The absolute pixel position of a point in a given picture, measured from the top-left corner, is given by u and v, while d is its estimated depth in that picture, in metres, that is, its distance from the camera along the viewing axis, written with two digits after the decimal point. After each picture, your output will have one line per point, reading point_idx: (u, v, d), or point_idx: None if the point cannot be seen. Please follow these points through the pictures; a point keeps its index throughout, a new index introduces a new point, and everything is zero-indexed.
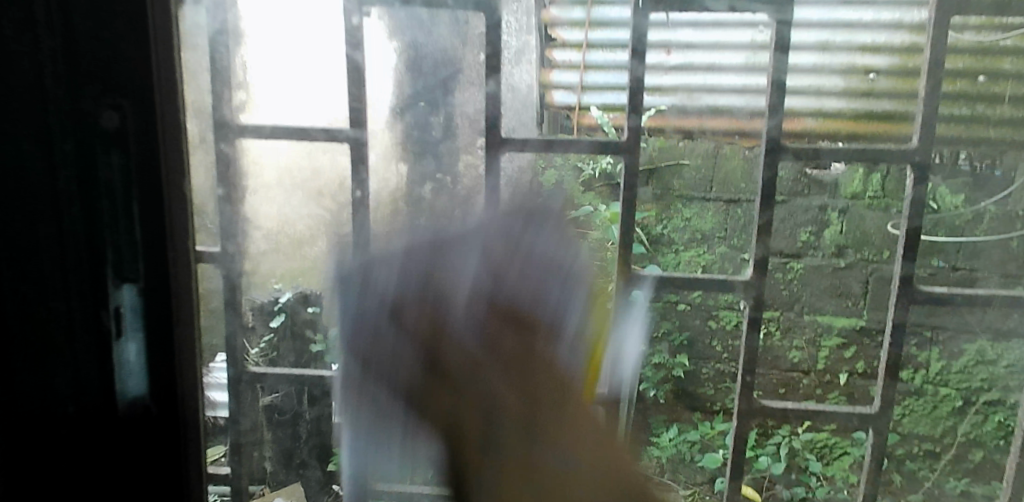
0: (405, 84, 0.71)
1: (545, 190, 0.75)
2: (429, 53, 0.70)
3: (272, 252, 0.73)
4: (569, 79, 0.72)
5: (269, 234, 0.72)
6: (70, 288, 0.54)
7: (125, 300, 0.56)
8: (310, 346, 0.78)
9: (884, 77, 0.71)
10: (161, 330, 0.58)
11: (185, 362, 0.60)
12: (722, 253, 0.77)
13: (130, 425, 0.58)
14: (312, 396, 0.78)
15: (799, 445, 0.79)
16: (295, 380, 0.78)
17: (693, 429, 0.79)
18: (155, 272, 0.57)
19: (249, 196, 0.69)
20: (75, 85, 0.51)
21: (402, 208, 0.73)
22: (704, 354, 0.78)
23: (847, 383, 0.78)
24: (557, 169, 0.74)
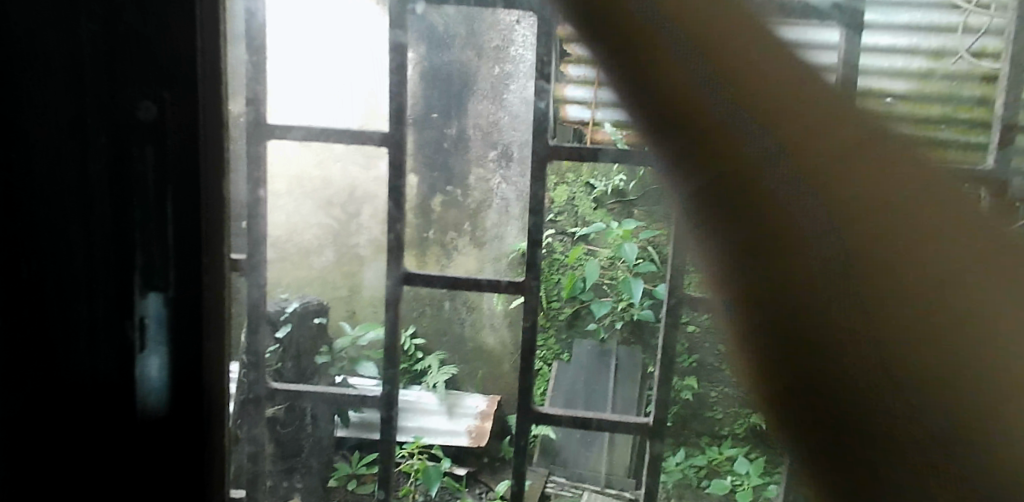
0: (418, 95, 0.71)
1: (555, 205, 0.74)
2: (444, 67, 0.70)
3: (279, 261, 0.72)
4: (585, 94, 0.71)
5: (277, 243, 0.72)
6: (99, 281, 0.60)
7: (150, 307, 0.61)
8: (315, 358, 0.76)
9: (899, 102, 0.70)
10: (189, 337, 0.62)
11: (211, 361, 0.65)
12: (744, 271, 0.72)
13: (148, 431, 0.62)
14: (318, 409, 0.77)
15: (810, 475, 0.76)
16: (299, 391, 0.77)
17: (699, 454, 0.78)
18: (184, 281, 0.61)
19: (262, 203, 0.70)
20: (115, 83, 0.57)
21: (410, 221, 0.74)
22: (714, 377, 0.75)
23: (861, 413, 0.74)
24: (568, 185, 0.73)
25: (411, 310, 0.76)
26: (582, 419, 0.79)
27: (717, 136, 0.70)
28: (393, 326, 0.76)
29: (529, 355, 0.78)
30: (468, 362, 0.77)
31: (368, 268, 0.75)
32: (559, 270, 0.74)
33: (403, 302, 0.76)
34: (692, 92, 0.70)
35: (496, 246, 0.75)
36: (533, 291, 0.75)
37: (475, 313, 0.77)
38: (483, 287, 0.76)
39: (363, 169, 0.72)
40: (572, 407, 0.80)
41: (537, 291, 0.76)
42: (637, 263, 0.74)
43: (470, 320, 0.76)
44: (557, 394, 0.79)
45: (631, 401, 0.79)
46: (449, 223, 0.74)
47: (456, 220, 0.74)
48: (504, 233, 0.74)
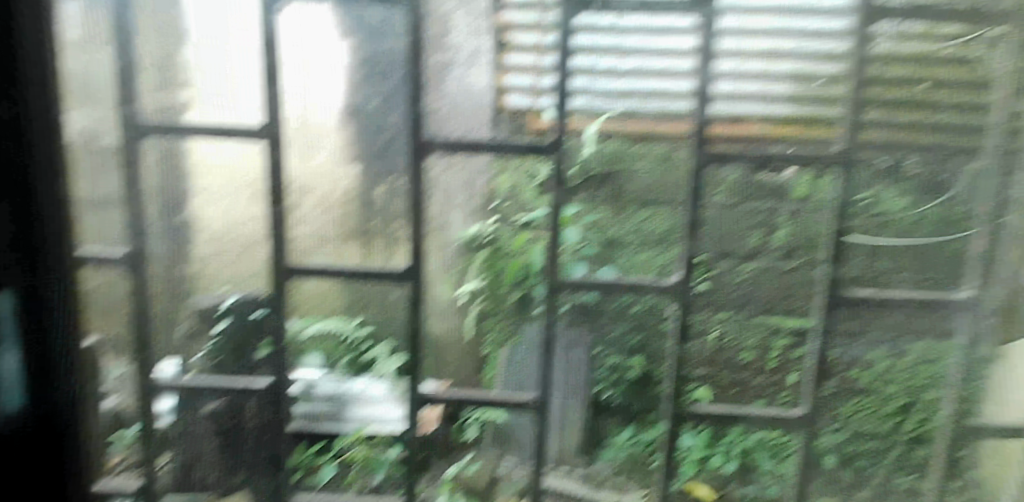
0: (356, 85, 0.70)
1: (497, 192, 0.73)
2: (382, 58, 0.70)
3: (217, 255, 0.74)
4: (524, 81, 0.71)
5: (231, 237, 0.74)
6: None
7: None
8: (257, 352, 0.77)
9: (833, 84, 0.71)
10: None
11: None
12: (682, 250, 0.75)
13: None
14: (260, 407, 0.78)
15: (750, 444, 0.79)
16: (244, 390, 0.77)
17: (648, 430, 0.78)
18: None
19: (196, 197, 0.73)
20: None
21: (351, 211, 0.73)
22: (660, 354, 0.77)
23: (797, 384, 0.77)
24: (510, 173, 0.73)
25: (357, 304, 0.76)
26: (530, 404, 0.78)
27: (651, 121, 0.72)
28: (336, 317, 0.76)
29: (476, 341, 0.77)
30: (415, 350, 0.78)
31: (308, 257, 0.75)
32: (505, 256, 0.74)
33: (345, 293, 0.76)
34: (627, 77, 0.71)
35: (439, 233, 0.75)
36: (476, 276, 0.75)
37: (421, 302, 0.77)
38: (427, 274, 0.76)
39: (303, 161, 0.72)
40: (520, 390, 0.79)
41: (482, 276, 0.75)
42: (579, 247, 0.74)
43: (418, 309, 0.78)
44: (506, 382, 0.78)
45: (578, 385, 0.78)
46: (395, 213, 0.74)
47: (398, 208, 0.74)
48: (447, 221, 0.74)
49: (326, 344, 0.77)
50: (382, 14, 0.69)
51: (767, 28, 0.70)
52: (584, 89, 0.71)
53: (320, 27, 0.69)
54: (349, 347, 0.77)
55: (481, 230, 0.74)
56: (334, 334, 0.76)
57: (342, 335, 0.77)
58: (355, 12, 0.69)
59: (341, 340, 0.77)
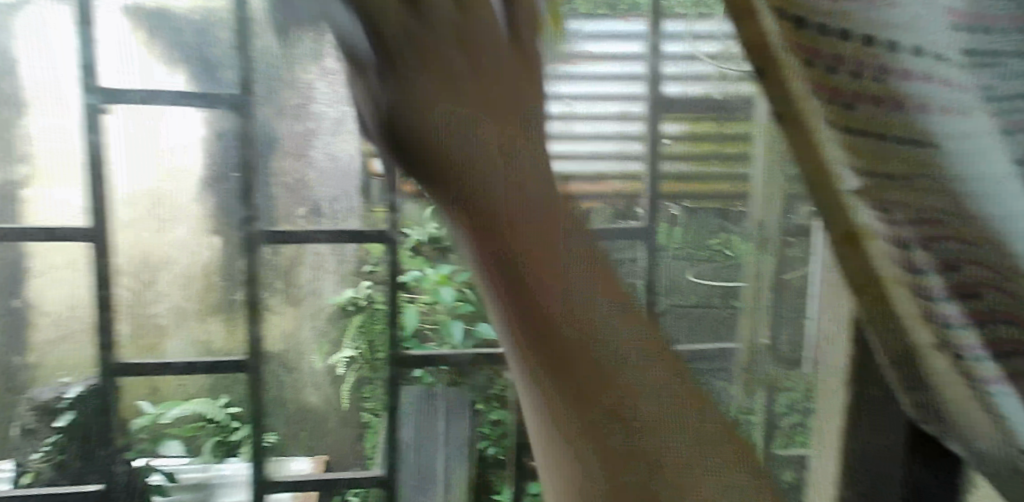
0: (217, 156, 0.68)
1: (370, 257, 0.72)
2: (244, 125, 0.68)
3: (61, 341, 0.68)
4: (390, 146, 0.71)
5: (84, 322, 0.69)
6: None
7: None
8: (104, 447, 0.71)
9: (677, 142, 0.73)
10: None
11: None
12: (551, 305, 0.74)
13: None
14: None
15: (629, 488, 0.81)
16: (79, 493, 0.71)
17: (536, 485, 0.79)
18: None
19: (36, 278, 0.67)
20: None
21: (215, 284, 0.71)
22: (540, 408, 0.76)
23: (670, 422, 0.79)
24: (381, 237, 0.71)
25: (225, 381, 0.72)
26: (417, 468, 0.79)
27: (519, 180, 0.72)
28: (199, 399, 0.71)
29: (355, 408, 0.75)
30: (292, 426, 0.75)
31: (168, 334, 0.71)
32: (380, 320, 0.73)
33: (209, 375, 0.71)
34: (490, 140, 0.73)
35: (311, 301, 0.72)
36: (352, 344, 0.74)
37: (294, 374, 0.74)
38: (298, 347, 0.73)
39: (161, 234, 0.69)
40: (403, 458, 0.78)
41: (358, 343, 0.74)
42: (456, 306, 0.74)
43: (290, 383, 0.74)
44: (389, 450, 0.77)
45: (461, 444, 0.78)
46: (263, 284, 0.72)
47: (267, 279, 0.72)
48: (319, 287, 0.72)
49: (191, 428, 0.71)
50: (239, 85, 0.67)
51: (626, 89, 0.71)
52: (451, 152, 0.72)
53: (173, 103, 0.67)
54: (215, 428, 0.72)
55: (354, 295, 0.72)
56: (199, 417, 0.71)
57: (207, 417, 0.71)
58: (211, 82, 0.67)
59: (207, 422, 0.72)
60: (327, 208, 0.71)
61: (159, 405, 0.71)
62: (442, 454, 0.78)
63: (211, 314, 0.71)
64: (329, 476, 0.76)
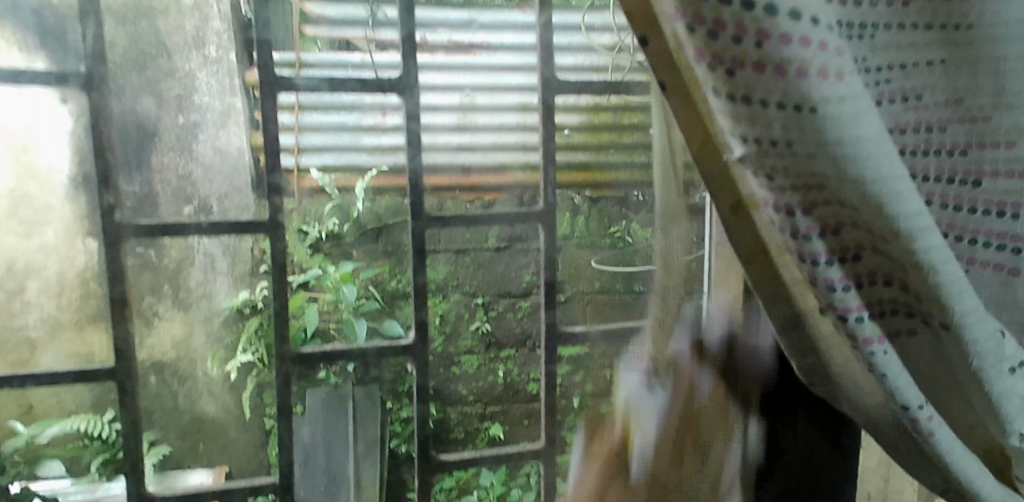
0: (88, 151, 0.63)
1: (266, 256, 0.69)
2: (116, 119, 0.63)
3: None
4: (285, 140, 0.67)
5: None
6: None
7: None
8: None
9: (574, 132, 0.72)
10: None
11: None
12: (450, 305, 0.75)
13: None
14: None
15: (538, 477, 0.82)
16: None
17: (448, 476, 0.81)
18: None
19: None
20: None
21: (93, 290, 0.66)
22: (453, 401, 0.78)
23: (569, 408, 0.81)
24: (279, 235, 0.69)
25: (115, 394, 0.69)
26: (327, 475, 0.78)
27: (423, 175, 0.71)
28: (81, 414, 0.67)
29: (257, 414, 0.74)
30: (188, 438, 0.71)
31: (43, 343, 0.67)
32: (280, 321, 0.71)
33: (93, 386, 0.68)
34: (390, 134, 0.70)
35: (204, 304, 0.69)
36: (248, 349, 0.70)
37: (189, 383, 0.70)
38: (192, 354, 0.69)
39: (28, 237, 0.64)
40: (309, 462, 0.78)
41: (255, 348, 0.71)
42: (360, 303, 0.73)
43: (184, 391, 0.70)
44: (297, 454, 0.76)
45: (372, 443, 0.78)
46: (151, 291, 0.67)
47: (152, 282, 0.67)
48: (212, 290, 0.68)
49: (70, 447, 0.66)
50: (108, 70, 0.62)
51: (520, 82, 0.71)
52: (351, 144, 0.69)
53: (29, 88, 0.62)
54: (101, 445, 0.68)
55: (250, 298, 0.70)
56: (79, 433, 0.67)
57: (88, 433, 0.67)
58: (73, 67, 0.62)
59: (89, 439, 0.67)
60: (216, 206, 0.67)
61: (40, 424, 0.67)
62: (354, 457, 0.78)
63: (96, 324, 0.67)
64: (230, 485, 0.75)
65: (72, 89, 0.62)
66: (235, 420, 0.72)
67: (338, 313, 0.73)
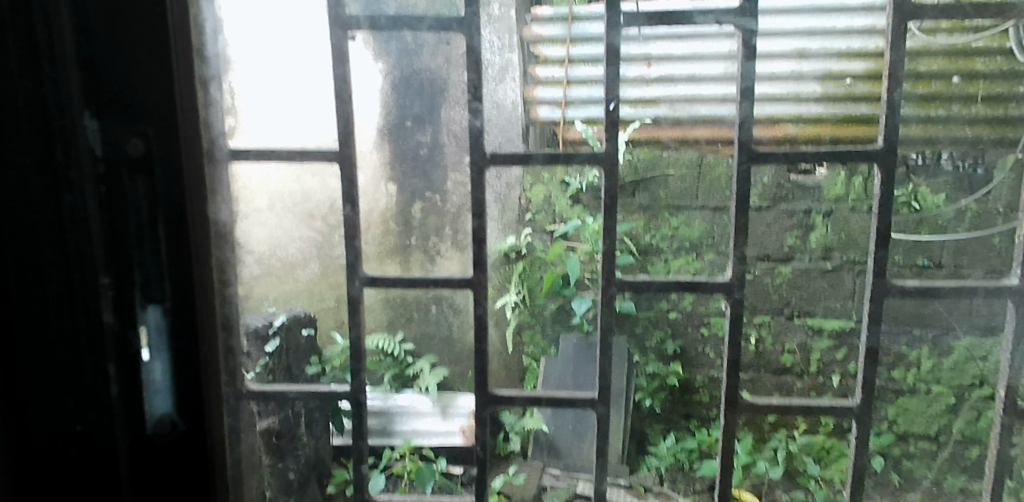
0: (393, 92, 0.70)
1: (532, 205, 0.74)
2: (419, 65, 0.69)
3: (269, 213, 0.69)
4: (552, 97, 0.77)
5: (263, 258, 0.70)
6: (157, 227, 0.57)
7: (150, 320, 0.58)
8: (263, 346, 0.71)
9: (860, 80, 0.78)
10: (188, 345, 0.60)
11: (207, 338, 0.62)
12: (682, 316, 0.75)
13: (161, 454, 0.61)
14: (157, 326, 0.59)
15: (795, 449, 0.76)
16: (190, 347, 0.60)
17: (690, 437, 0.76)
18: (182, 297, 0.59)
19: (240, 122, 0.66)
20: (76, 121, 0.54)
21: (374, 180, 0.70)
22: (656, 253, 0.75)
23: (841, 386, 0.76)
24: (545, 185, 0.73)
25: (296, 234, 0.70)
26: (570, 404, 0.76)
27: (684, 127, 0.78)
28: (381, 334, 0.74)
29: (517, 351, 0.78)
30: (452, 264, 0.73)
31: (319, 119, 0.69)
32: (540, 267, 0.76)
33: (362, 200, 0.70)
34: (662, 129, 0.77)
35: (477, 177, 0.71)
36: (516, 289, 0.75)
37: (451, 197, 0.72)
38: (462, 179, 0.71)
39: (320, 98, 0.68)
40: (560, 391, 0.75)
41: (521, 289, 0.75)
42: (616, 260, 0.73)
43: (422, 152, 0.71)
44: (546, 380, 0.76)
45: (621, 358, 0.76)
46: (398, 221, 0.72)
47: (435, 181, 0.71)
48: (457, 174, 0.71)
49: (373, 360, 0.75)
50: (408, 17, 0.67)
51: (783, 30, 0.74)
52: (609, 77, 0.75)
53: (355, 31, 0.67)
54: (393, 363, 0.75)
55: (512, 302, 0.75)
56: (381, 351, 0.74)
57: (386, 351, 0.74)
58: (377, 13, 0.67)
59: (386, 355, 0.74)
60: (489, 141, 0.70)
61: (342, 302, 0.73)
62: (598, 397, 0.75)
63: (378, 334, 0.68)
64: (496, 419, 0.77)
65: (377, 32, 0.68)
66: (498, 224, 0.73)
67: (606, 308, 0.73)
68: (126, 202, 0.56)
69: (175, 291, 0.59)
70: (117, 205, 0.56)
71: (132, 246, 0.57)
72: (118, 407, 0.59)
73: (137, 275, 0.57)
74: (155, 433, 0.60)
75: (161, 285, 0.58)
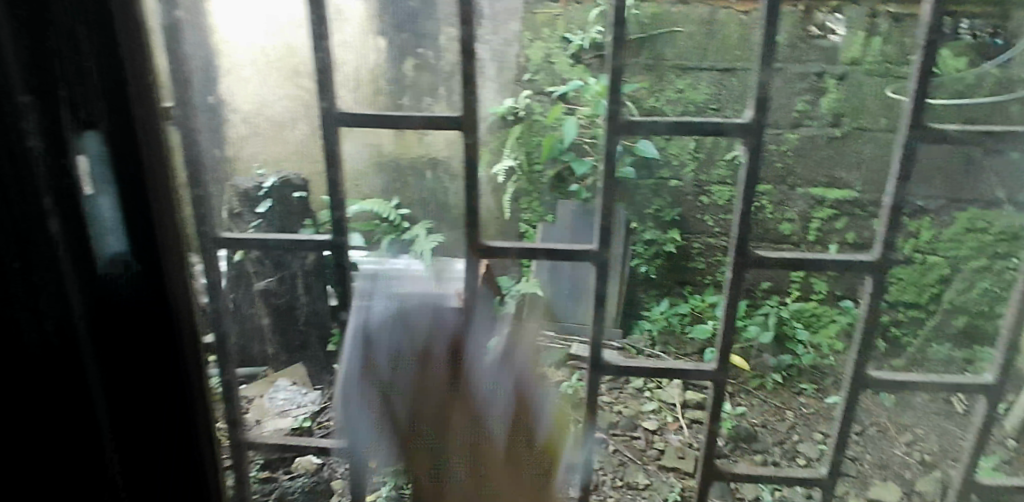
0: None
1: (531, 64, 0.69)
2: None
3: (248, 77, 0.65)
4: None
5: (248, 118, 0.67)
6: (100, 56, 0.56)
7: (88, 146, 0.57)
8: (257, 205, 0.73)
9: None
10: (133, 183, 0.61)
11: (158, 168, 0.63)
12: (686, 183, 0.74)
13: (117, 298, 0.62)
14: (98, 154, 0.58)
15: (788, 315, 0.78)
16: (138, 199, 0.61)
17: (683, 302, 0.79)
18: (116, 121, 0.58)
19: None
20: None
21: (363, 36, 0.67)
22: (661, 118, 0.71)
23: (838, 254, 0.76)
24: (544, 44, 0.67)
25: (281, 93, 0.68)
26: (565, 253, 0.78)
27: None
28: (375, 199, 0.73)
29: (514, 217, 0.77)
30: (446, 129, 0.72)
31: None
32: (540, 132, 0.70)
33: (353, 55, 0.68)
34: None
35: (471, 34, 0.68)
36: (513, 154, 0.72)
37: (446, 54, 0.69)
38: (456, 37, 0.68)
39: None
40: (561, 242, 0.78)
41: (519, 154, 0.72)
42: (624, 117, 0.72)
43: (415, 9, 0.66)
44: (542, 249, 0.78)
45: (616, 225, 0.77)
46: (388, 79, 0.69)
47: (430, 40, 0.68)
48: (452, 33, 0.68)
49: (367, 223, 0.75)
50: None
51: None
52: None
53: None
54: (388, 227, 0.74)
55: (508, 168, 0.73)
56: (374, 215, 0.74)
57: (381, 215, 0.73)
58: None
59: (381, 220, 0.73)
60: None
61: (334, 166, 0.73)
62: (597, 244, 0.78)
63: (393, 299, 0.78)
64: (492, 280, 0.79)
65: None
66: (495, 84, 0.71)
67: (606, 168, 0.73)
68: (52, 36, 0.52)
69: (109, 113, 0.58)
70: (43, 65, 0.52)
71: (64, 76, 0.54)
72: (65, 262, 0.56)
73: (61, 88, 0.54)
74: (111, 275, 0.61)
75: (99, 104, 0.57)
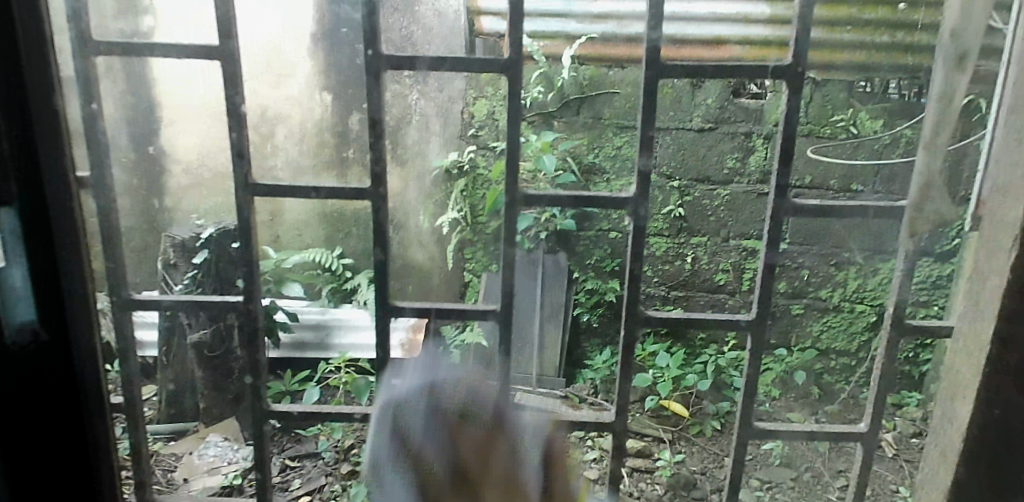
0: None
1: (476, 119, 0.71)
2: None
3: (193, 122, 0.67)
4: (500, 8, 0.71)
5: (189, 167, 0.68)
6: (8, 115, 0.51)
7: (2, 223, 0.51)
8: (196, 258, 0.76)
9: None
10: (44, 250, 0.54)
11: (64, 231, 0.56)
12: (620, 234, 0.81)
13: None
14: (12, 232, 0.52)
15: (725, 362, 0.79)
16: (47, 265, 0.55)
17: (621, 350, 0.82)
18: (25, 187, 0.52)
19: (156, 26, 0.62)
20: None
21: (313, 90, 0.69)
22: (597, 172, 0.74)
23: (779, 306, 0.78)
24: (486, 99, 0.69)
25: (223, 141, 0.68)
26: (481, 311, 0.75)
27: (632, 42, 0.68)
28: (317, 248, 0.75)
29: (458, 268, 0.78)
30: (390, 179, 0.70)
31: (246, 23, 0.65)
32: (483, 185, 0.74)
33: (297, 109, 0.69)
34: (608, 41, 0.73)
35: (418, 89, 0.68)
36: (457, 207, 0.78)
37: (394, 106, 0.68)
38: (402, 92, 0.67)
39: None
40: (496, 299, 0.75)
41: (465, 207, 0.78)
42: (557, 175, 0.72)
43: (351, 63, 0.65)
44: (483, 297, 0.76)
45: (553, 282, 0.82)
46: (332, 132, 0.70)
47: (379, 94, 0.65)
48: (394, 85, 0.66)
49: (309, 273, 0.77)
50: None
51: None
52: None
53: None
54: (330, 277, 0.76)
55: (453, 219, 0.78)
56: (317, 264, 0.76)
57: (323, 264, 0.75)
58: None
59: (323, 269, 0.76)
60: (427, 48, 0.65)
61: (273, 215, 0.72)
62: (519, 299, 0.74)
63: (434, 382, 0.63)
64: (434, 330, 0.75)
65: None
66: (453, 137, 0.76)
67: (543, 224, 0.75)
68: None
69: (18, 174, 0.52)
70: None
71: None
72: None
73: None
74: (20, 348, 0.54)
75: (3, 174, 0.51)
